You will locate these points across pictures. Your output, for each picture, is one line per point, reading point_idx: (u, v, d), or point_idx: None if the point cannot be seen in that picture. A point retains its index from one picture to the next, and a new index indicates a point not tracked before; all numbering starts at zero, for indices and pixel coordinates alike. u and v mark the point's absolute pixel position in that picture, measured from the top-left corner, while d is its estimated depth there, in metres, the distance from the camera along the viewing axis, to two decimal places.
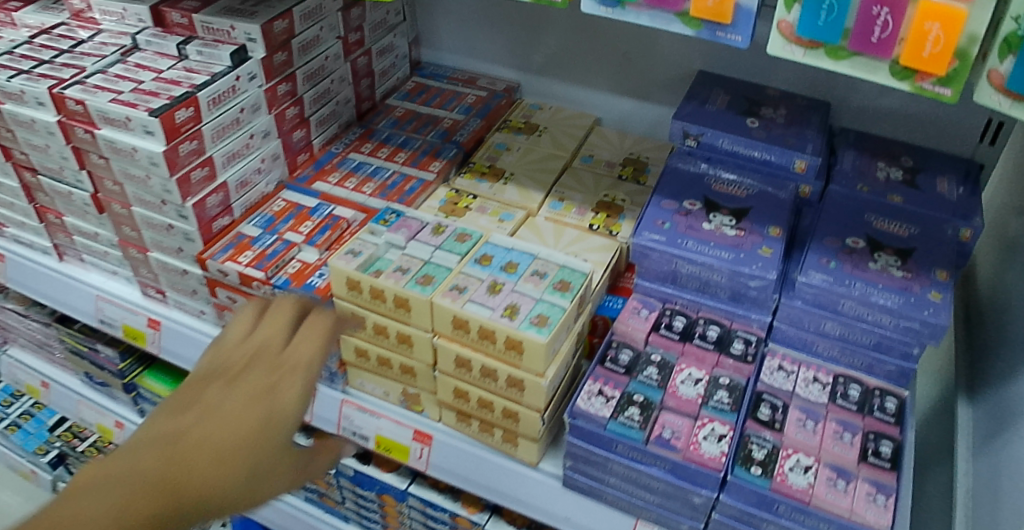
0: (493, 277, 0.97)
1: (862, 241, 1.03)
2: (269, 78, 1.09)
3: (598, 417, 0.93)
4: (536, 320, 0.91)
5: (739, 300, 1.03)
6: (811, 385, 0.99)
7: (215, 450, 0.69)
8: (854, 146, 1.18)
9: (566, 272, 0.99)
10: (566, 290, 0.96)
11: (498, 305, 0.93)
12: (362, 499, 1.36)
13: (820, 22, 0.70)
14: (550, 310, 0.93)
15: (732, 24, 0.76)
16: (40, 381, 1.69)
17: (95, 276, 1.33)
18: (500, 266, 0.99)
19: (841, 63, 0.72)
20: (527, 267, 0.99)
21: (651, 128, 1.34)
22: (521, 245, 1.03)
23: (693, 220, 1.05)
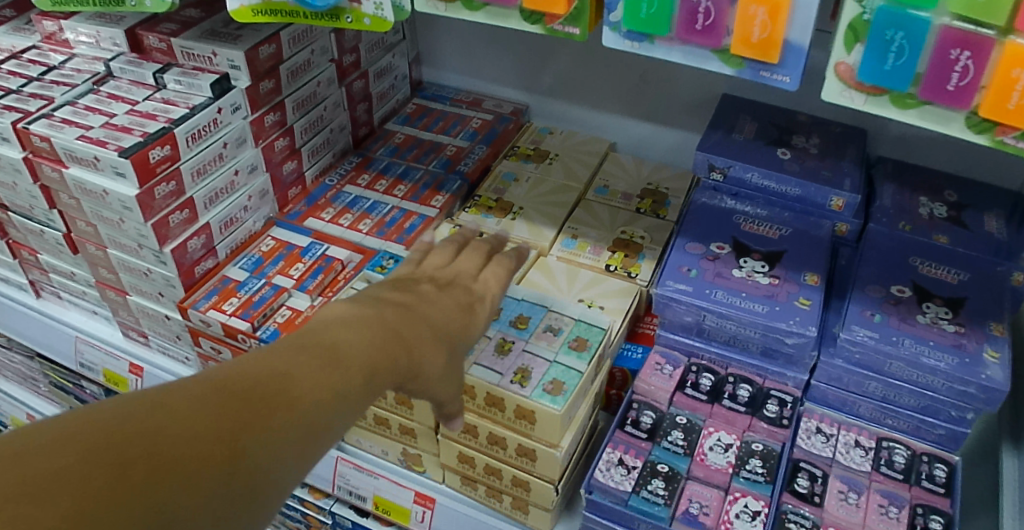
0: (502, 334, 0.88)
1: (908, 289, 0.93)
2: (254, 109, 1.01)
3: (618, 492, 0.84)
4: (549, 387, 0.82)
5: (771, 356, 0.94)
6: (853, 450, 0.90)
7: (371, 345, 0.61)
8: (893, 178, 1.08)
9: (581, 326, 0.90)
10: (583, 350, 0.87)
11: (507, 368, 0.84)
12: None
13: (886, 67, 0.61)
14: (564, 374, 0.84)
15: (780, 63, 0.66)
16: (25, 414, 1.61)
17: (74, 315, 1.24)
18: (510, 321, 0.90)
19: (908, 111, 0.63)
20: (539, 323, 0.90)
21: (670, 154, 1.23)
22: (532, 296, 0.94)
23: (722, 266, 0.96)
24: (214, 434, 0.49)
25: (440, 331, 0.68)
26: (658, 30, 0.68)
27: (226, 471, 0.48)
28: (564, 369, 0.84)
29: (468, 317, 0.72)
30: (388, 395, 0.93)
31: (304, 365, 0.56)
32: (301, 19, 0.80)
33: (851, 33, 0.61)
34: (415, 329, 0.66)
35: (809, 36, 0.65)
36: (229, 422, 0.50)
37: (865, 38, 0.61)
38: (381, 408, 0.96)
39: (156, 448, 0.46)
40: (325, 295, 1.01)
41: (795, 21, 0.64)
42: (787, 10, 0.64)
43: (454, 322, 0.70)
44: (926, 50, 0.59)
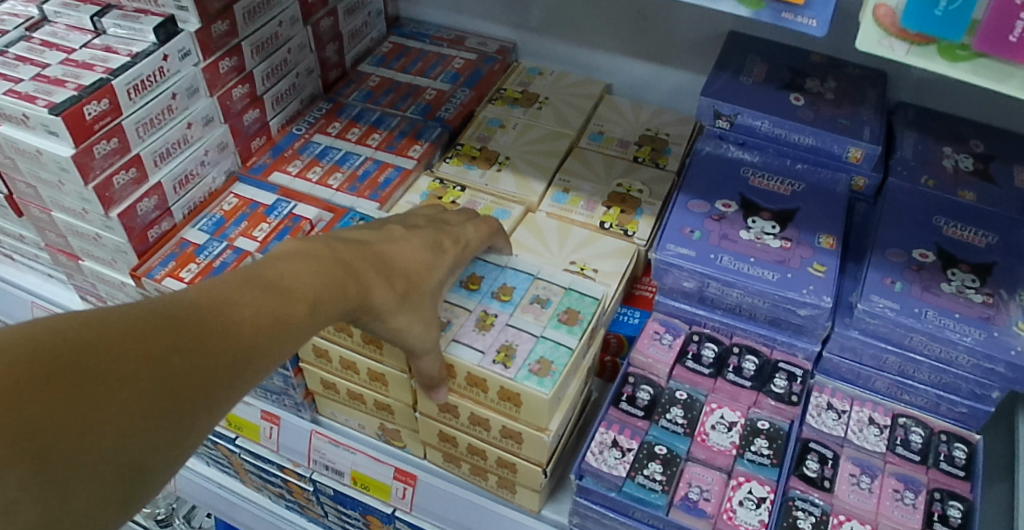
0: (483, 307, 0.80)
1: (931, 253, 0.84)
2: (207, 54, 0.90)
3: (611, 477, 0.78)
4: (535, 369, 0.74)
5: (779, 326, 0.86)
6: (867, 429, 0.84)
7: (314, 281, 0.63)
8: (914, 126, 0.98)
9: (571, 296, 0.81)
10: (573, 324, 0.78)
11: (490, 346, 0.76)
12: (346, 515, 1.16)
13: (937, 11, 0.51)
14: (552, 352, 0.76)
15: (807, 3, 0.56)
16: None
17: (31, 278, 1.16)
18: (493, 291, 0.82)
19: (957, 65, 0.54)
20: (526, 293, 0.81)
21: (672, 97, 1.12)
22: (517, 263, 0.85)
23: (728, 227, 0.87)
24: (154, 345, 0.50)
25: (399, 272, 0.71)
26: None
27: (168, 381, 0.50)
28: (552, 346, 0.76)
29: (433, 261, 0.75)
30: (362, 370, 0.86)
31: (248, 294, 0.58)
32: None
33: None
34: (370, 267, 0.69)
35: None
36: (181, 346, 0.52)
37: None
38: (355, 383, 0.89)
39: (101, 351, 0.47)
40: None
41: None
42: None
43: (416, 262, 0.73)
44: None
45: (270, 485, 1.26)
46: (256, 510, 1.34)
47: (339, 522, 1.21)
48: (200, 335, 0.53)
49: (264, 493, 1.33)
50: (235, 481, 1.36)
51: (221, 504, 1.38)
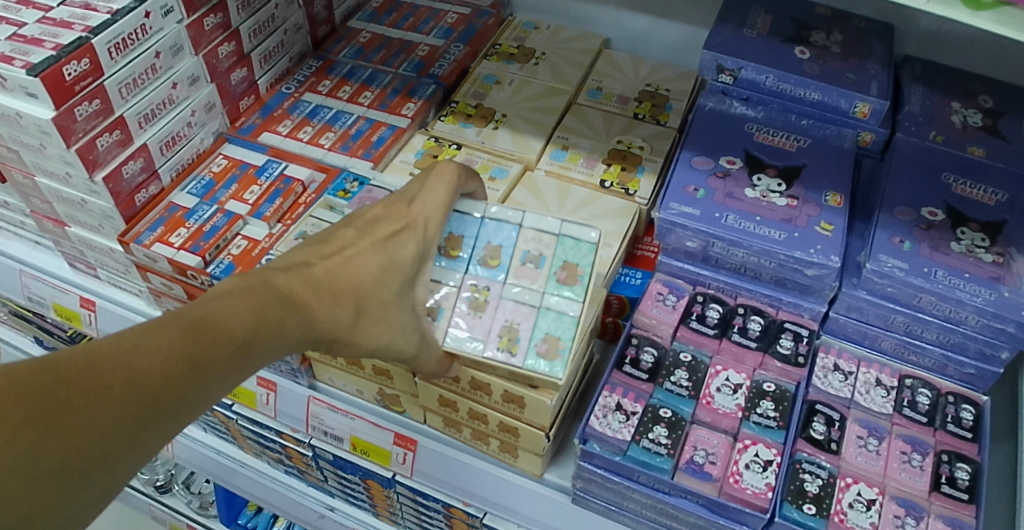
0: (474, 279, 0.76)
1: (941, 211, 0.82)
2: (190, 10, 0.86)
3: (615, 441, 0.77)
4: (541, 350, 0.72)
5: (785, 286, 0.85)
6: (873, 390, 0.83)
7: (245, 316, 0.58)
8: (922, 80, 0.95)
9: (563, 249, 0.78)
10: (574, 287, 0.76)
11: (491, 332, 0.74)
12: (346, 480, 1.16)
13: None
14: (557, 327, 0.74)
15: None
16: None
17: (18, 245, 1.13)
18: (480, 256, 0.77)
19: (980, 15, 0.52)
20: (515, 254, 0.78)
21: (672, 51, 1.08)
22: (498, 218, 0.79)
23: (733, 185, 0.84)
24: (38, 404, 0.47)
25: (354, 288, 0.66)
26: None
27: (55, 449, 0.47)
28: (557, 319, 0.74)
29: (395, 255, 0.68)
30: None
31: (164, 338, 0.54)
32: None
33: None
34: (315, 292, 0.64)
35: None
36: (76, 403, 0.48)
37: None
38: None
39: None
40: (284, 222, 0.89)
41: None
42: None
43: (373, 273, 0.67)
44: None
45: (269, 451, 1.25)
46: (254, 475, 1.33)
47: (340, 487, 1.21)
48: (98, 398, 0.49)
49: (263, 459, 1.32)
50: (233, 447, 1.35)
51: (219, 471, 1.37)
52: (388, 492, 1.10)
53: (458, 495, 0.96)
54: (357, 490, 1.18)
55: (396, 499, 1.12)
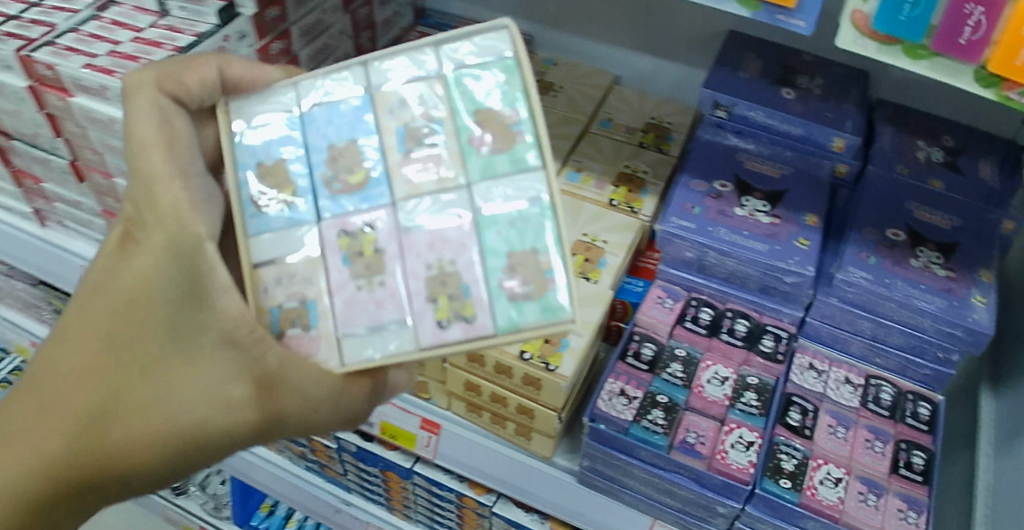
0: (342, 223, 0.69)
1: (903, 233, 0.95)
2: (261, 37, 0.96)
3: (619, 421, 0.89)
4: (517, 292, 0.66)
5: (769, 293, 0.97)
6: (843, 387, 0.95)
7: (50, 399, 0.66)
8: (893, 120, 1.06)
9: (456, 93, 0.69)
10: (513, 146, 0.68)
11: (425, 296, 0.67)
12: (365, 474, 1.26)
13: (901, 17, 0.63)
14: (520, 235, 0.67)
15: (797, 8, 0.71)
16: (29, 341, 1.62)
17: (81, 244, 1.24)
18: (329, 173, 0.70)
19: (918, 63, 0.65)
20: (383, 124, 0.70)
21: (675, 88, 1.21)
22: (341, 93, 0.71)
23: (725, 205, 0.97)
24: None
25: (141, 295, 0.64)
26: None
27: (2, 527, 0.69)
28: (512, 228, 0.67)
29: (141, 255, 0.63)
30: None
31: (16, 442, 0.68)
32: None
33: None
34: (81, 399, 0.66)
35: None
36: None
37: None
38: None
39: None
40: None
41: None
42: None
43: (142, 298, 0.64)
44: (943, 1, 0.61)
45: (294, 445, 1.35)
46: (273, 469, 1.41)
47: (358, 481, 1.32)
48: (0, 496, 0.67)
49: (285, 454, 1.41)
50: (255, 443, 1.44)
51: (239, 465, 1.45)
52: (405, 483, 1.21)
53: (476, 476, 1.08)
54: (374, 484, 1.29)
55: (411, 491, 1.23)
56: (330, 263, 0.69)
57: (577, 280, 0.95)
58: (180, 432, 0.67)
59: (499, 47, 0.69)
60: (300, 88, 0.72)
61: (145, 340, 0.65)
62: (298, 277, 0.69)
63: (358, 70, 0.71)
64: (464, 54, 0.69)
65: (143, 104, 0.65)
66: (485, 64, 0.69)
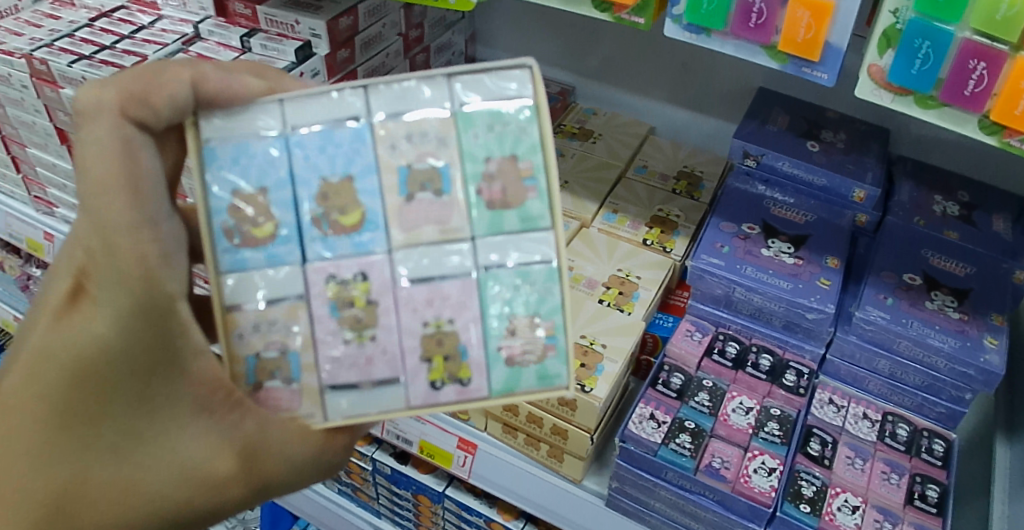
0: (332, 268, 0.69)
1: (919, 277, 1.00)
2: (331, 75, 1.04)
3: (648, 442, 0.94)
4: (516, 356, 0.70)
5: (793, 330, 1.03)
6: (860, 421, 1.00)
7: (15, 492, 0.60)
8: (912, 175, 1.13)
9: (466, 136, 0.68)
10: (522, 203, 0.69)
11: (415, 346, 0.69)
12: (397, 498, 1.30)
13: (913, 71, 0.72)
14: (524, 298, 0.70)
15: (820, 61, 0.80)
16: None
17: None
18: (318, 211, 0.68)
19: (929, 111, 0.74)
20: (383, 160, 0.68)
21: (706, 140, 1.29)
22: (337, 120, 0.68)
23: (752, 245, 1.04)
24: None
25: (105, 376, 0.59)
26: (714, 24, 0.82)
27: None
28: (515, 291, 0.70)
29: (100, 326, 0.58)
30: None
31: None
32: None
33: (885, 39, 0.73)
34: (38, 499, 0.61)
35: (847, 39, 0.78)
36: None
37: (897, 44, 0.73)
38: None
39: None
40: None
41: (836, 25, 0.77)
42: (830, 16, 0.76)
43: (115, 378, 0.60)
44: (948, 58, 0.70)
45: None
46: (308, 494, 1.42)
47: (389, 506, 1.34)
48: None
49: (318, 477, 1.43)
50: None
51: None
52: (435, 508, 1.25)
53: (506, 497, 1.12)
54: (404, 510, 1.31)
55: (440, 516, 1.26)
56: (317, 313, 0.69)
57: (612, 310, 1.01)
58: (155, 514, 0.66)
59: (518, 93, 0.68)
60: (285, 107, 0.68)
61: (116, 417, 0.62)
62: (278, 325, 0.69)
63: (358, 96, 0.68)
64: (479, 97, 0.68)
65: (103, 136, 0.58)
66: (502, 111, 0.68)
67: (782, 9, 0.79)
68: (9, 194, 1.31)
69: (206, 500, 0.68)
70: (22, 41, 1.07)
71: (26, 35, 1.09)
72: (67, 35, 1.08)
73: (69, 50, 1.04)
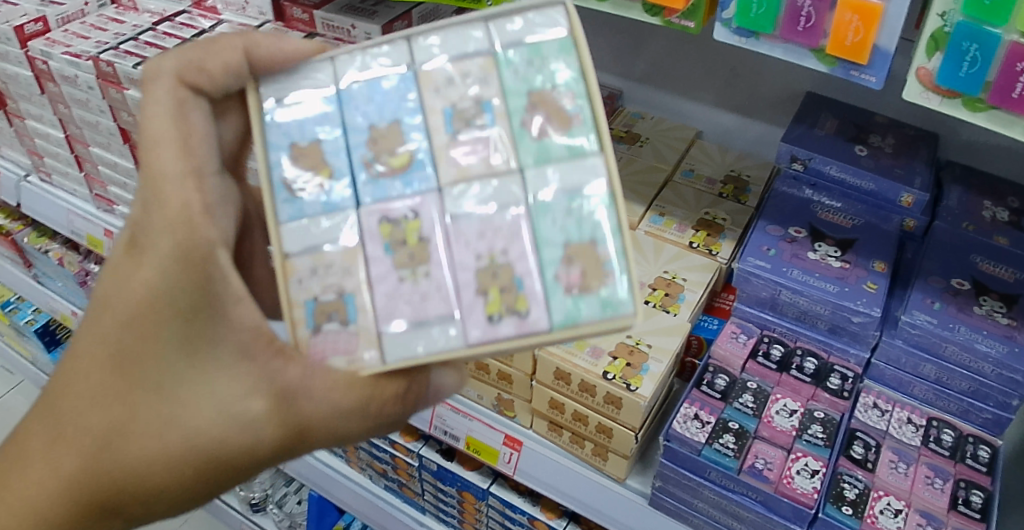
0: (385, 209, 0.68)
1: (967, 282, 0.99)
2: None
3: (692, 442, 0.95)
4: (575, 284, 0.65)
5: (838, 333, 1.02)
6: (905, 426, 0.99)
7: (80, 419, 0.64)
8: (961, 181, 1.12)
9: (506, 75, 0.68)
10: (570, 127, 0.67)
11: (471, 273, 0.66)
12: (442, 494, 1.32)
13: (961, 74, 0.73)
14: (577, 225, 0.66)
15: (868, 64, 0.80)
16: (70, 310, 1.60)
17: None
18: (368, 155, 0.69)
19: (978, 114, 0.75)
20: (430, 107, 0.69)
21: (753, 144, 1.29)
22: (383, 72, 0.70)
23: (798, 248, 1.04)
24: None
25: (149, 317, 0.62)
26: (764, 27, 0.83)
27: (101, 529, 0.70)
28: (569, 217, 0.66)
29: (146, 273, 0.61)
30: None
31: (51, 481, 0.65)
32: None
33: (932, 42, 0.74)
34: (100, 433, 0.64)
35: (895, 42, 0.78)
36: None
37: (945, 47, 0.73)
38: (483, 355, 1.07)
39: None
40: None
41: (885, 28, 0.78)
42: (879, 19, 0.77)
43: (160, 324, 0.62)
44: (996, 61, 0.71)
45: (376, 462, 1.41)
46: (356, 488, 1.46)
47: (434, 502, 1.36)
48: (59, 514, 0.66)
49: (365, 473, 1.47)
50: (340, 461, 1.50)
51: (323, 481, 1.51)
52: (479, 505, 1.27)
53: (550, 495, 1.13)
54: (449, 505, 1.34)
55: (484, 513, 1.28)
56: (372, 252, 0.68)
57: (658, 312, 1.02)
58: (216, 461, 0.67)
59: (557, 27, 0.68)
60: (337, 64, 0.71)
61: (165, 364, 0.63)
62: (335, 267, 0.68)
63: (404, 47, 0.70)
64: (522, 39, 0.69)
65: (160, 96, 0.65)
66: (541, 44, 0.68)
67: (830, 12, 0.79)
68: (72, 193, 1.36)
69: (261, 450, 0.67)
70: (88, 45, 1.12)
71: (92, 38, 1.14)
72: (133, 38, 1.13)
73: (134, 52, 1.08)
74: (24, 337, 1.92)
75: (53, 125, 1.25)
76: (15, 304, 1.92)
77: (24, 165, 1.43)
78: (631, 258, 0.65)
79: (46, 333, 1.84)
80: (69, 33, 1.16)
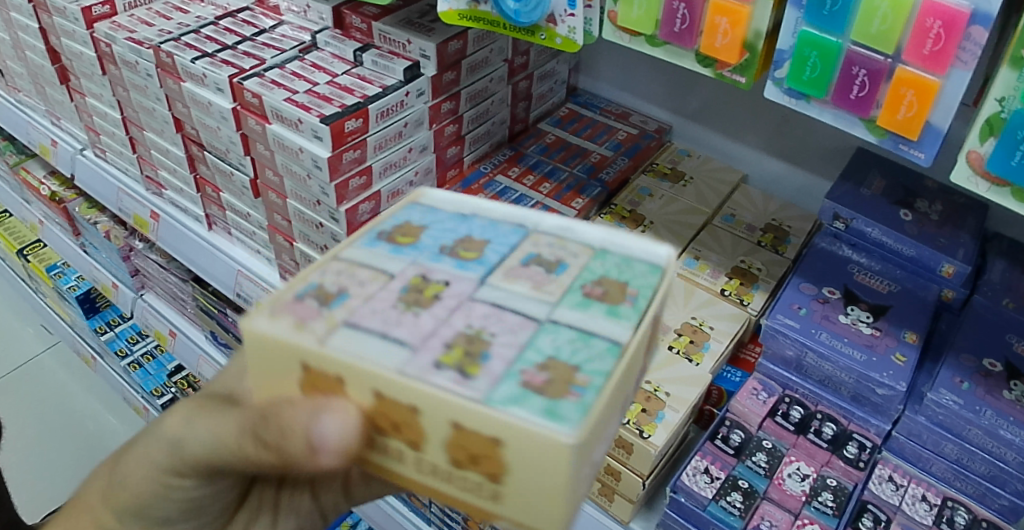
0: (421, 269, 0.55)
1: (1000, 364, 0.95)
2: (435, 95, 1.08)
3: (700, 497, 0.96)
4: (534, 384, 0.46)
5: (860, 402, 1.01)
6: (918, 503, 0.96)
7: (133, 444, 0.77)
8: (1005, 254, 1.09)
9: (543, 338, 0.50)
10: (619, 305, 0.53)
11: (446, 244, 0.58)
12: (448, 509, 1.34)
13: (1013, 162, 0.71)
14: (618, 271, 0.56)
15: (918, 141, 0.77)
16: (111, 281, 1.71)
17: (237, 250, 1.28)
18: (448, 245, 0.58)
19: None
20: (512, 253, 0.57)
21: (797, 193, 1.27)
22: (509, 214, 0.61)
23: (830, 310, 1.02)
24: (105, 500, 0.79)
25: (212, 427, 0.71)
26: (816, 91, 0.80)
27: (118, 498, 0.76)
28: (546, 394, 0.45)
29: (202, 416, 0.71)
30: None
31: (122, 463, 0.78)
32: (501, 28, 0.94)
33: (987, 127, 0.72)
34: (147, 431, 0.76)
35: (949, 121, 0.74)
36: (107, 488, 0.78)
37: (999, 133, 0.71)
38: None
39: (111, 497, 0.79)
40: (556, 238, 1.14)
41: (940, 107, 0.74)
42: (935, 97, 0.73)
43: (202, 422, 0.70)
44: None
45: None
46: None
47: (440, 516, 1.38)
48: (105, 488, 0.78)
49: None
50: None
51: None
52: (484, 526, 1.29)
53: None
54: (454, 521, 1.35)
55: None
56: (388, 286, 0.54)
57: (681, 359, 1.02)
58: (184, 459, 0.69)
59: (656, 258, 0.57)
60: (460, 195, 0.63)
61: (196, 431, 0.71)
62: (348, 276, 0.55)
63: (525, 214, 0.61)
64: (582, 255, 0.57)
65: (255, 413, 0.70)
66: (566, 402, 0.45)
67: (885, 84, 0.75)
68: (123, 171, 1.41)
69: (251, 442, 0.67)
70: (151, 32, 1.15)
71: (155, 26, 1.16)
72: (195, 31, 1.15)
73: (193, 45, 1.11)
74: (65, 301, 1.99)
75: (112, 106, 1.28)
76: (62, 268, 1.99)
77: (81, 138, 1.48)
78: (602, 394, 0.46)
79: (87, 300, 1.91)
80: (134, 18, 1.19)
